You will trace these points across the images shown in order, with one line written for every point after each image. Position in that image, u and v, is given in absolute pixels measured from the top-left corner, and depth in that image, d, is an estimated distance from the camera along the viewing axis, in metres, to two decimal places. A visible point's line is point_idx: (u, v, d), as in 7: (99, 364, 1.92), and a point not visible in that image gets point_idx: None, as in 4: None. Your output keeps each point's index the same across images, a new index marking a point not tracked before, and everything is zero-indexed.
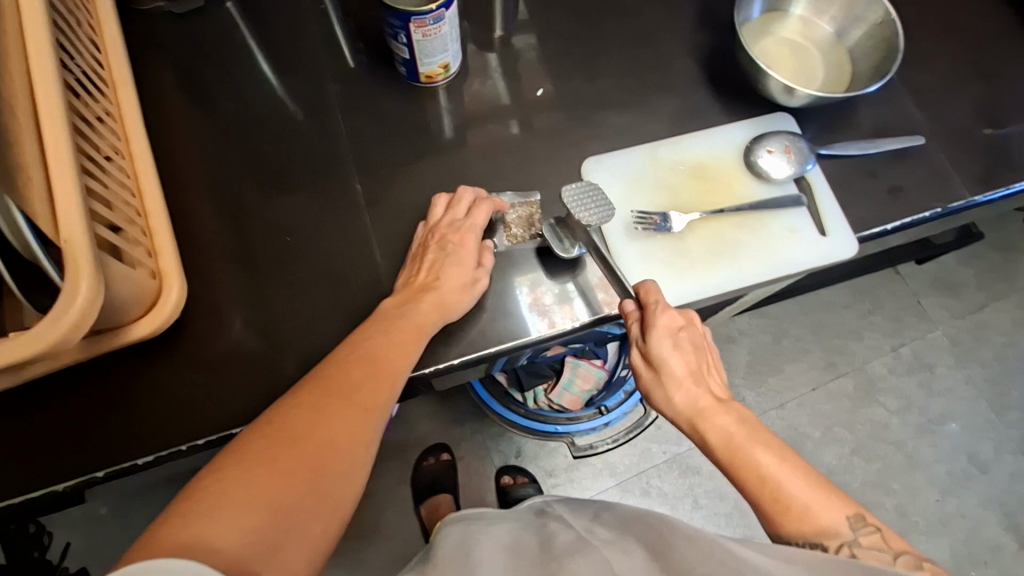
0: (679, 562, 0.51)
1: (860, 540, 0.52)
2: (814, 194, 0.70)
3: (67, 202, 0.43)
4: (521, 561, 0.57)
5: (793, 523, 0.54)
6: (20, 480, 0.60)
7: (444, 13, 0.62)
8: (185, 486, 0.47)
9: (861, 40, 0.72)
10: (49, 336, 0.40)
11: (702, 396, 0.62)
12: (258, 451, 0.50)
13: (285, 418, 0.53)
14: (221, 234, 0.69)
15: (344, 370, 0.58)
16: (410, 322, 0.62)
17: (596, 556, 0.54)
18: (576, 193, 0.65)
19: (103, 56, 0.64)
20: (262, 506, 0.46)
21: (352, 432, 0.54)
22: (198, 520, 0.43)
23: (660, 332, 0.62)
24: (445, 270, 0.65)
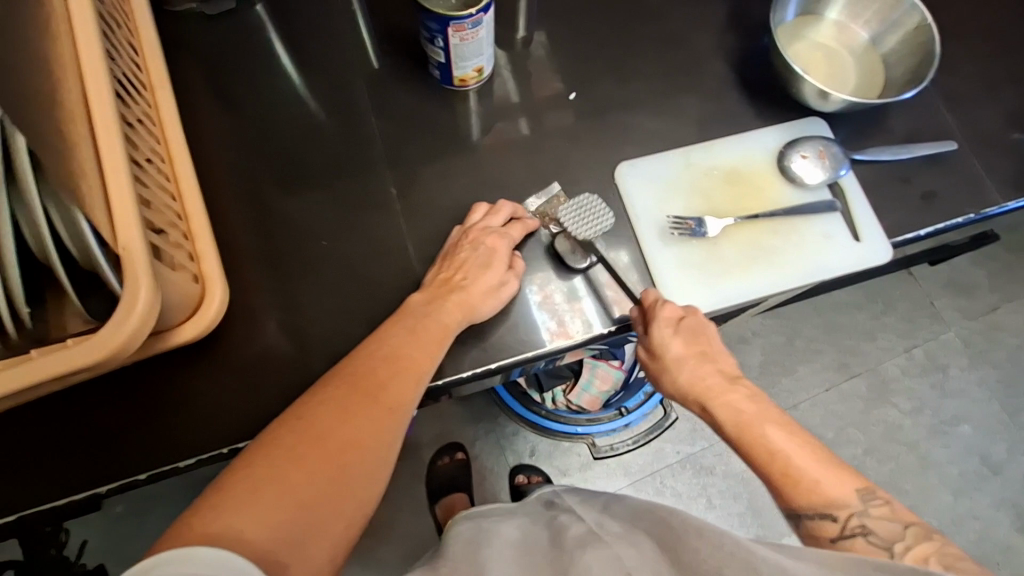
0: (689, 555, 0.49)
1: (869, 511, 0.51)
2: (847, 200, 0.70)
3: (124, 211, 0.43)
4: (533, 557, 0.57)
5: (799, 493, 0.53)
6: (59, 482, 0.60)
7: (483, 17, 0.62)
8: (214, 480, 0.49)
9: (895, 46, 0.73)
10: (111, 343, 0.41)
11: (708, 374, 0.63)
12: (284, 448, 0.51)
13: (311, 414, 0.54)
14: (255, 237, 0.69)
15: (370, 368, 0.59)
16: (435, 322, 0.63)
17: (606, 551, 0.52)
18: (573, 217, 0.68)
19: (140, 58, 0.63)
20: (288, 505, 0.48)
21: (374, 431, 0.55)
22: (226, 517, 0.45)
23: (662, 322, 0.63)
24: (479, 271, 0.65)
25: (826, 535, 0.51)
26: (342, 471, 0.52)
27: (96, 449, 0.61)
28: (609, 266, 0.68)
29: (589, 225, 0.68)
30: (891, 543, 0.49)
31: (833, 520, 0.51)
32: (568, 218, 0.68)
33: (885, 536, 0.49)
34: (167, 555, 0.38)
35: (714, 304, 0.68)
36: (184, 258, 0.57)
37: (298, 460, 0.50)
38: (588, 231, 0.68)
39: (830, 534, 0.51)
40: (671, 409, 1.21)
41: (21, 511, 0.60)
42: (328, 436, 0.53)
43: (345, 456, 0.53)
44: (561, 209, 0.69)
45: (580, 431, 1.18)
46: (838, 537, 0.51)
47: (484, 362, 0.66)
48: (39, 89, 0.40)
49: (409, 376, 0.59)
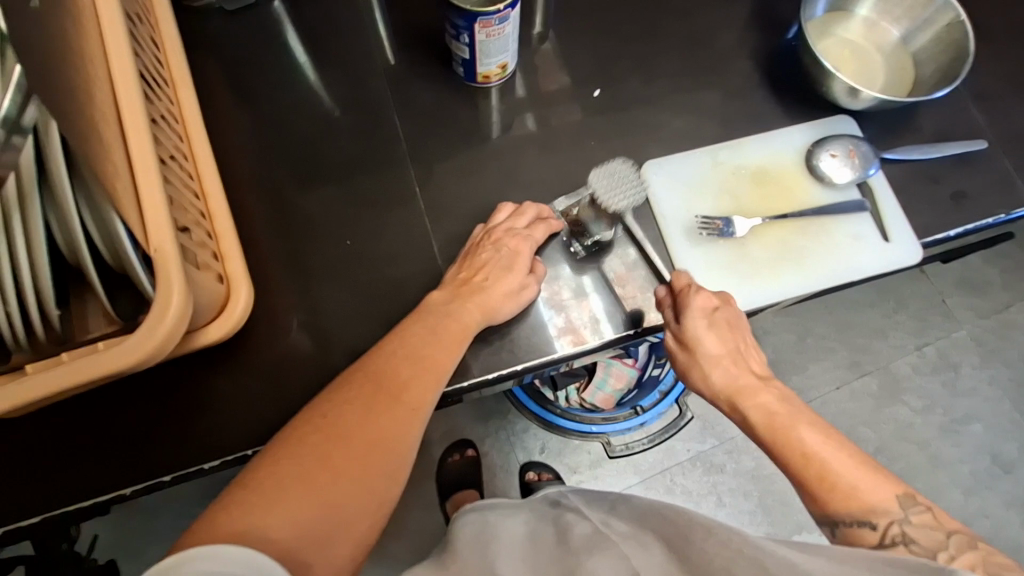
0: (695, 554, 0.48)
1: (911, 518, 0.50)
2: (877, 200, 0.69)
3: (156, 211, 0.42)
4: (538, 557, 0.55)
5: (839, 499, 0.52)
6: (83, 482, 0.60)
7: (511, 13, 0.60)
8: (238, 476, 0.48)
9: (926, 44, 0.71)
10: (147, 346, 0.41)
11: (742, 375, 0.62)
12: (310, 445, 0.50)
13: (334, 411, 0.53)
14: (276, 236, 0.68)
15: (391, 366, 0.58)
16: (455, 321, 0.62)
17: (613, 552, 0.51)
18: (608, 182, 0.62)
19: (161, 53, 0.62)
20: (316, 503, 0.47)
21: (397, 429, 0.54)
22: (252, 515, 0.45)
23: (696, 312, 0.62)
24: (502, 274, 0.64)
25: (865, 541, 0.50)
26: (366, 470, 0.51)
27: (121, 449, 0.60)
28: (617, 263, 0.67)
29: (621, 194, 0.62)
30: (934, 551, 0.47)
31: (871, 527, 0.50)
32: (600, 185, 0.63)
33: (926, 544, 0.48)
34: (200, 551, 0.36)
35: (740, 305, 0.67)
36: (209, 257, 0.56)
37: (323, 458, 0.50)
38: (622, 201, 0.62)
39: (869, 541, 0.50)
40: (686, 408, 1.21)
41: (45, 513, 0.59)
42: (353, 434, 0.52)
43: (369, 454, 0.52)
44: (593, 175, 0.63)
45: (595, 430, 1.18)
46: (877, 544, 0.49)
47: (509, 363, 0.65)
48: (74, 85, 0.39)
49: (429, 374, 0.58)
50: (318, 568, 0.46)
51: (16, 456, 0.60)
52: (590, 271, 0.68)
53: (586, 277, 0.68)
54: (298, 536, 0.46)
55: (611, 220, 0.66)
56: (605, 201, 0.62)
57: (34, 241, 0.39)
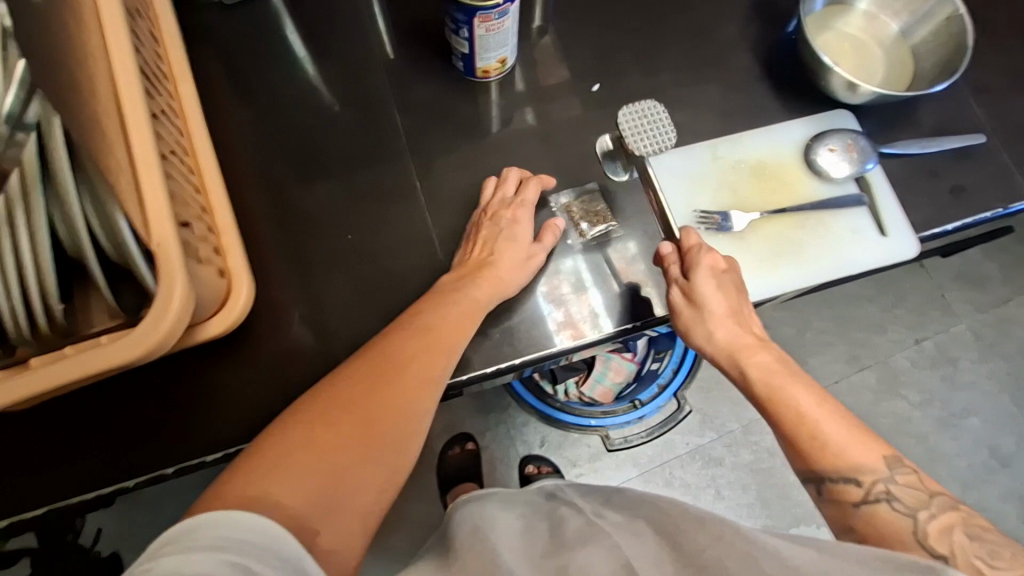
0: (687, 544, 0.49)
1: (897, 478, 0.51)
2: (874, 195, 0.69)
3: (157, 209, 0.43)
4: (533, 548, 0.55)
5: (829, 459, 0.53)
6: (87, 475, 0.60)
7: (509, 8, 0.60)
8: (251, 445, 0.49)
9: (926, 37, 0.71)
10: (151, 340, 0.41)
11: (743, 333, 0.61)
12: (320, 414, 0.51)
13: (343, 383, 0.54)
14: (276, 232, 0.68)
15: (402, 339, 0.58)
16: (466, 298, 0.62)
17: (607, 543, 0.52)
18: (631, 121, 0.72)
19: (160, 48, 0.62)
20: (324, 469, 0.48)
21: (406, 403, 0.54)
22: (260, 480, 0.45)
23: (704, 269, 0.63)
24: (509, 244, 0.66)
25: (850, 499, 0.51)
26: (374, 439, 0.51)
27: (124, 443, 0.61)
28: (617, 257, 0.68)
29: (647, 137, 0.71)
30: (915, 511, 0.49)
31: (856, 485, 0.51)
32: (627, 123, 0.72)
33: (909, 502, 0.49)
34: (207, 518, 0.39)
35: None
36: (210, 253, 0.56)
37: (331, 427, 0.50)
38: (643, 146, 0.71)
39: (852, 498, 0.51)
40: (685, 402, 1.21)
41: (50, 504, 0.60)
42: (363, 403, 0.53)
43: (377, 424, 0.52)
44: (620, 112, 0.72)
45: (594, 424, 1.18)
46: (861, 501, 0.51)
47: (508, 358, 0.65)
48: (74, 83, 0.39)
49: (436, 348, 0.58)
50: (325, 537, 0.46)
51: (20, 449, 0.60)
52: (589, 262, 0.68)
53: (583, 270, 0.68)
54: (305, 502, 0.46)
55: (630, 160, 0.71)
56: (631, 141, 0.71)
57: (37, 239, 0.39)
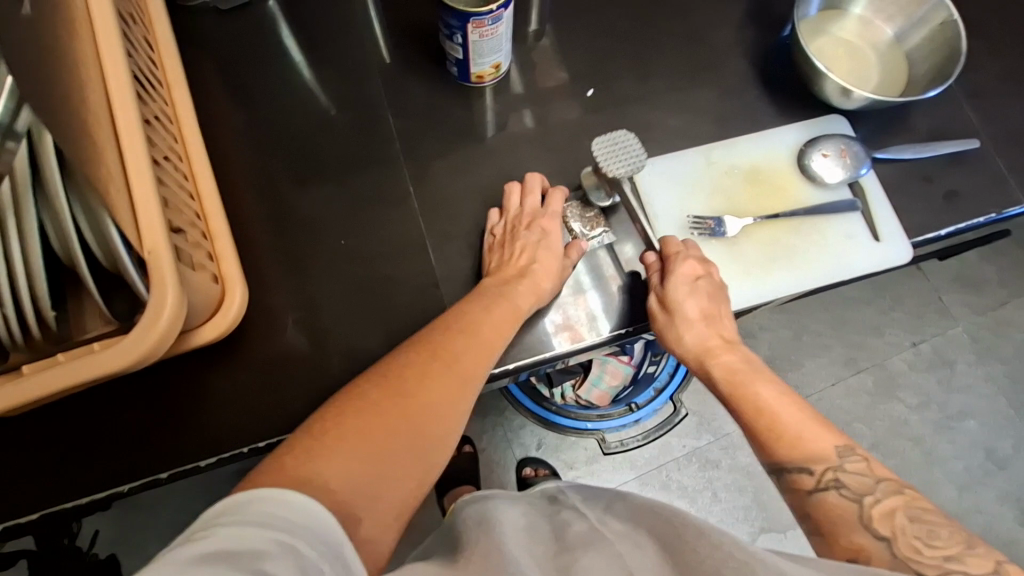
0: (685, 551, 0.50)
1: (846, 466, 0.55)
2: (868, 200, 0.69)
3: (150, 216, 0.43)
4: (537, 546, 0.53)
5: (787, 449, 0.57)
6: (83, 480, 0.60)
7: (503, 14, 0.60)
8: (304, 428, 0.50)
9: (920, 43, 0.72)
10: (142, 347, 0.41)
11: (711, 336, 0.64)
12: (372, 404, 0.52)
13: (393, 374, 0.55)
14: (270, 237, 0.68)
15: (449, 336, 0.59)
16: (511, 296, 0.63)
17: (610, 552, 0.50)
18: (607, 148, 0.66)
19: (155, 54, 0.63)
20: (371, 458, 0.48)
21: (452, 401, 0.55)
22: (315, 464, 0.46)
23: (679, 278, 0.63)
24: (545, 255, 0.67)
25: (804, 486, 0.55)
26: (421, 433, 0.52)
27: (120, 447, 0.61)
28: (614, 259, 0.69)
29: (620, 162, 0.66)
30: (861, 496, 0.53)
31: (810, 474, 0.55)
32: (603, 153, 0.66)
33: (855, 488, 0.53)
34: (261, 494, 0.38)
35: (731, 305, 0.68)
36: (204, 258, 0.56)
37: (383, 418, 0.51)
38: (619, 168, 0.66)
39: (806, 486, 0.55)
40: (682, 405, 1.21)
41: (43, 508, 0.60)
42: (412, 397, 0.53)
43: (425, 418, 0.53)
44: (595, 143, 0.67)
45: (590, 427, 1.19)
46: (814, 488, 0.55)
47: (502, 362, 0.65)
48: (65, 92, 0.40)
49: (481, 349, 0.59)
50: (366, 526, 0.46)
51: (14, 453, 0.60)
52: (587, 265, 0.69)
53: (580, 272, 0.69)
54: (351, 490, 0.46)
55: (610, 186, 0.68)
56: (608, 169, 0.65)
57: (28, 248, 0.40)
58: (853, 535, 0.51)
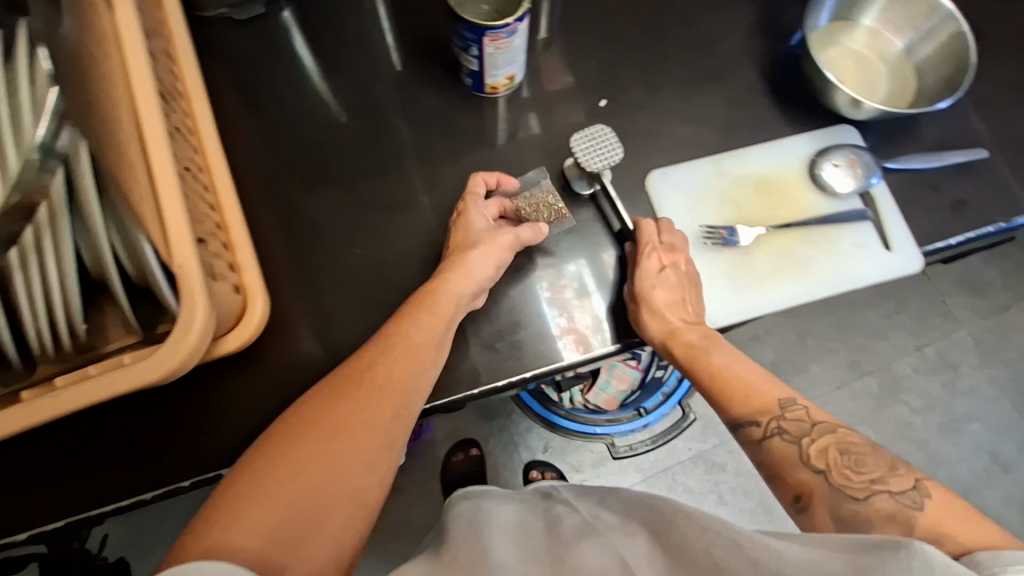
0: (677, 538, 0.51)
1: (787, 415, 0.58)
2: (878, 209, 0.70)
3: (179, 231, 0.43)
4: (528, 544, 0.55)
5: (739, 406, 0.61)
6: (106, 489, 0.61)
7: (519, 27, 0.61)
8: (223, 477, 0.51)
9: (929, 54, 0.72)
10: (172, 360, 0.42)
11: (676, 319, 0.64)
12: (282, 437, 0.52)
13: (312, 407, 0.54)
14: (288, 246, 0.69)
15: (368, 357, 0.58)
16: (437, 300, 0.61)
17: (602, 542, 0.53)
18: (584, 143, 0.70)
19: (175, 66, 0.63)
20: (288, 501, 0.48)
21: (375, 411, 0.55)
22: (228, 514, 0.46)
23: (647, 269, 0.64)
24: (465, 239, 0.65)
25: (753, 437, 0.59)
26: (344, 450, 0.52)
27: (141, 455, 0.62)
28: (617, 264, 0.69)
29: (599, 155, 0.70)
30: (800, 438, 0.56)
31: (757, 425, 0.59)
32: (581, 147, 0.70)
33: (795, 433, 0.57)
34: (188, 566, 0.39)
35: (744, 314, 0.68)
36: (224, 269, 0.57)
37: (297, 445, 0.51)
38: (598, 162, 0.70)
39: (756, 437, 0.59)
40: (690, 409, 1.21)
41: (69, 516, 0.61)
42: (326, 417, 0.53)
43: (345, 437, 0.53)
44: (574, 137, 0.71)
45: (599, 432, 1.19)
46: (761, 438, 0.58)
47: (517, 371, 0.65)
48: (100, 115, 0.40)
49: (403, 353, 0.58)
50: (295, 568, 0.47)
51: (40, 462, 0.61)
52: (594, 266, 0.69)
53: (586, 275, 0.69)
54: (268, 539, 0.46)
55: (591, 177, 0.70)
56: (585, 162, 0.70)
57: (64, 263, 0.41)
58: (796, 472, 0.55)
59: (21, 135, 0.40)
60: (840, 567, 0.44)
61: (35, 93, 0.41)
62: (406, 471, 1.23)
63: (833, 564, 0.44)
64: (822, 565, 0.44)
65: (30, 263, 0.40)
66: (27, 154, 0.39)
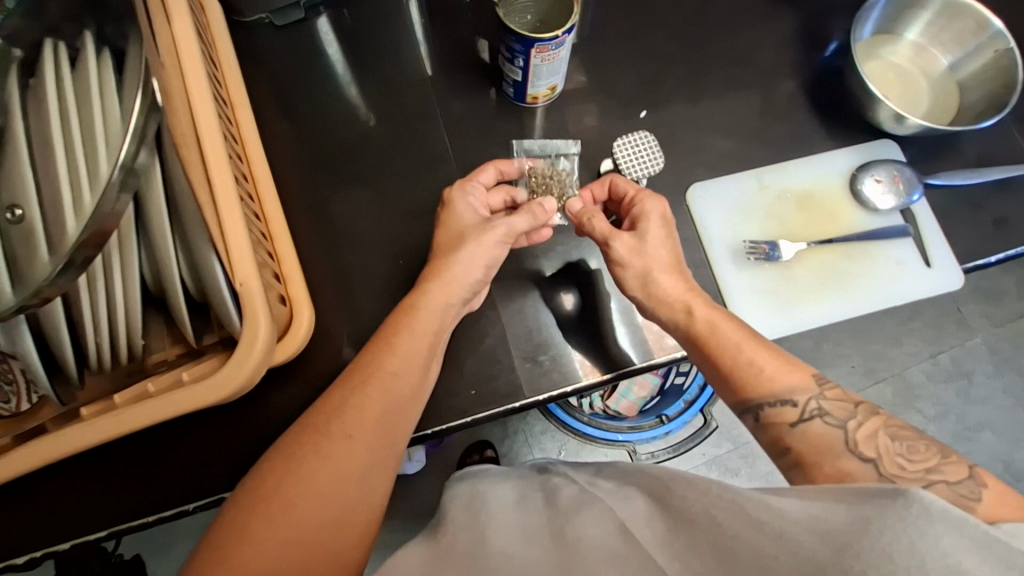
0: (677, 503, 0.44)
1: (826, 394, 0.53)
2: (919, 227, 0.70)
3: (239, 248, 0.44)
4: (527, 521, 0.49)
5: (760, 387, 0.55)
6: (149, 499, 0.61)
7: (567, 39, 0.61)
8: (221, 508, 0.49)
9: (974, 72, 0.72)
10: (237, 376, 0.43)
11: (682, 278, 0.62)
12: (276, 461, 0.50)
13: (301, 435, 0.52)
14: (328, 257, 0.69)
15: (358, 377, 0.55)
16: (428, 313, 0.60)
17: (600, 508, 0.47)
18: (627, 149, 0.72)
19: (219, 72, 0.63)
20: (284, 542, 0.46)
21: (360, 441, 0.52)
22: (231, 551, 0.45)
23: (647, 222, 0.63)
24: (446, 238, 0.65)
25: (787, 419, 0.53)
26: (333, 482, 0.50)
27: (183, 466, 0.61)
28: None
29: (641, 163, 0.71)
30: (844, 422, 0.51)
31: (793, 405, 0.53)
32: (623, 154, 0.71)
33: (837, 414, 0.52)
34: None
35: (783, 330, 0.68)
36: (270, 279, 0.56)
37: (281, 488, 0.48)
38: (637, 170, 0.71)
39: (788, 419, 0.53)
40: (712, 418, 1.20)
41: (113, 526, 0.60)
42: (306, 452, 0.50)
43: (340, 456, 0.51)
44: (617, 143, 0.72)
45: (620, 439, 1.19)
46: (797, 420, 0.53)
47: (559, 384, 0.65)
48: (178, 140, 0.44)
49: (383, 375, 0.55)
50: None
51: (82, 472, 0.61)
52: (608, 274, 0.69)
53: (598, 277, 0.69)
54: None
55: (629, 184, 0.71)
56: (625, 169, 0.71)
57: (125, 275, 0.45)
58: (838, 461, 0.49)
59: (95, 167, 0.40)
60: (838, 520, 0.37)
61: (106, 119, 0.41)
62: (423, 473, 1.23)
63: (831, 516, 0.37)
64: (821, 519, 0.37)
65: (98, 286, 0.43)
66: (108, 181, 0.40)
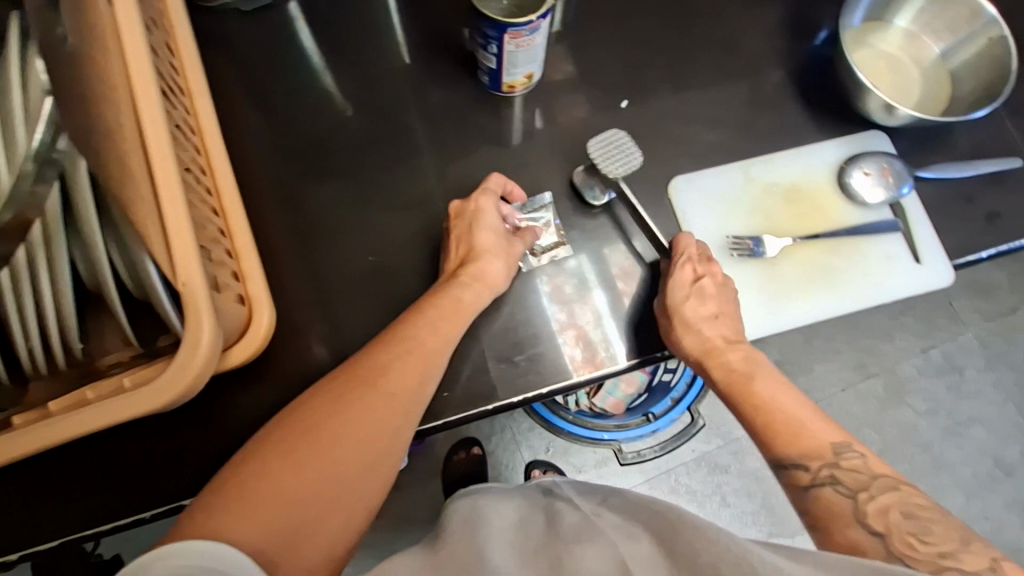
0: (685, 551, 0.43)
1: (841, 463, 0.55)
2: (908, 221, 0.68)
3: (183, 242, 0.41)
4: (524, 545, 0.47)
5: (783, 446, 0.57)
6: (107, 505, 0.58)
7: (541, 24, 0.58)
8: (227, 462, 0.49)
9: (966, 60, 0.70)
10: (177, 383, 0.41)
11: (710, 338, 0.63)
12: (292, 426, 0.51)
13: (320, 403, 0.53)
14: (294, 254, 0.66)
15: (383, 356, 0.57)
16: (457, 300, 0.61)
17: (602, 542, 0.45)
18: (602, 149, 0.67)
19: (176, 58, 0.60)
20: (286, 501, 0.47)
21: (383, 418, 0.54)
22: (232, 503, 0.45)
23: (678, 285, 0.63)
24: (485, 239, 0.64)
25: (801, 482, 0.56)
26: (346, 453, 0.51)
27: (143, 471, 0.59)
28: (616, 261, 0.67)
29: (617, 162, 0.66)
30: (857, 492, 0.53)
31: (805, 470, 0.56)
32: (598, 153, 0.67)
33: (851, 485, 0.54)
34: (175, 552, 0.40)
35: (768, 329, 0.67)
36: (228, 277, 0.54)
37: (291, 452, 0.49)
38: (616, 169, 0.66)
39: (803, 482, 0.56)
40: (699, 415, 1.19)
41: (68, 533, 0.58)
42: (308, 436, 0.50)
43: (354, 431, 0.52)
44: (590, 143, 0.67)
45: (606, 437, 1.17)
46: (810, 485, 0.55)
47: (535, 386, 0.62)
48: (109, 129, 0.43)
49: (411, 359, 0.56)
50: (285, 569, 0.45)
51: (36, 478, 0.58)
52: (586, 264, 0.66)
53: (586, 270, 0.66)
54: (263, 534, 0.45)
55: (606, 183, 0.67)
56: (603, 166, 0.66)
57: (57, 273, 0.43)
58: (848, 530, 0.51)
59: (15, 147, 0.42)
60: None
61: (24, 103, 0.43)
62: (406, 471, 1.20)
63: None
64: None
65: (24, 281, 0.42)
66: (23, 160, 0.42)
